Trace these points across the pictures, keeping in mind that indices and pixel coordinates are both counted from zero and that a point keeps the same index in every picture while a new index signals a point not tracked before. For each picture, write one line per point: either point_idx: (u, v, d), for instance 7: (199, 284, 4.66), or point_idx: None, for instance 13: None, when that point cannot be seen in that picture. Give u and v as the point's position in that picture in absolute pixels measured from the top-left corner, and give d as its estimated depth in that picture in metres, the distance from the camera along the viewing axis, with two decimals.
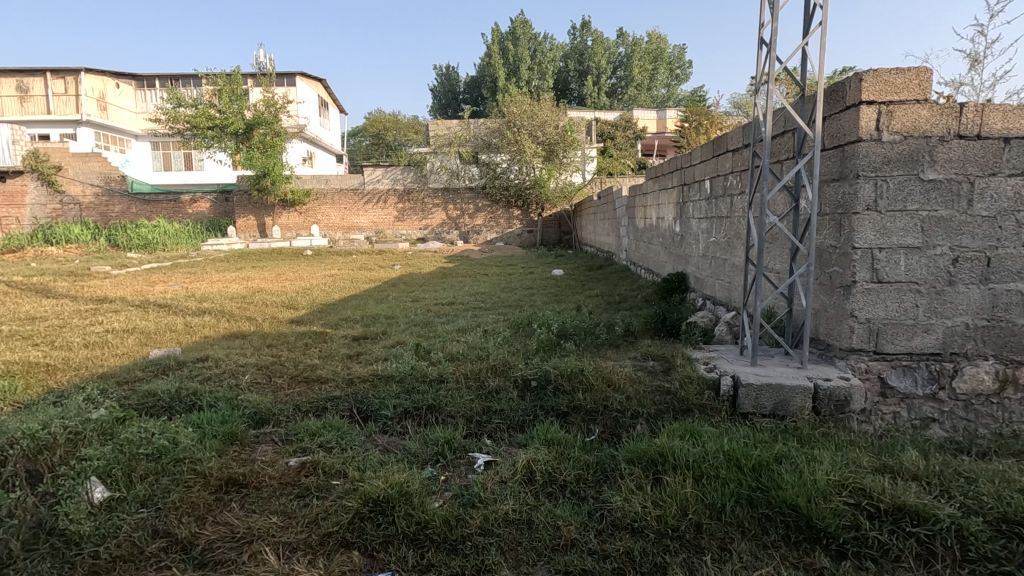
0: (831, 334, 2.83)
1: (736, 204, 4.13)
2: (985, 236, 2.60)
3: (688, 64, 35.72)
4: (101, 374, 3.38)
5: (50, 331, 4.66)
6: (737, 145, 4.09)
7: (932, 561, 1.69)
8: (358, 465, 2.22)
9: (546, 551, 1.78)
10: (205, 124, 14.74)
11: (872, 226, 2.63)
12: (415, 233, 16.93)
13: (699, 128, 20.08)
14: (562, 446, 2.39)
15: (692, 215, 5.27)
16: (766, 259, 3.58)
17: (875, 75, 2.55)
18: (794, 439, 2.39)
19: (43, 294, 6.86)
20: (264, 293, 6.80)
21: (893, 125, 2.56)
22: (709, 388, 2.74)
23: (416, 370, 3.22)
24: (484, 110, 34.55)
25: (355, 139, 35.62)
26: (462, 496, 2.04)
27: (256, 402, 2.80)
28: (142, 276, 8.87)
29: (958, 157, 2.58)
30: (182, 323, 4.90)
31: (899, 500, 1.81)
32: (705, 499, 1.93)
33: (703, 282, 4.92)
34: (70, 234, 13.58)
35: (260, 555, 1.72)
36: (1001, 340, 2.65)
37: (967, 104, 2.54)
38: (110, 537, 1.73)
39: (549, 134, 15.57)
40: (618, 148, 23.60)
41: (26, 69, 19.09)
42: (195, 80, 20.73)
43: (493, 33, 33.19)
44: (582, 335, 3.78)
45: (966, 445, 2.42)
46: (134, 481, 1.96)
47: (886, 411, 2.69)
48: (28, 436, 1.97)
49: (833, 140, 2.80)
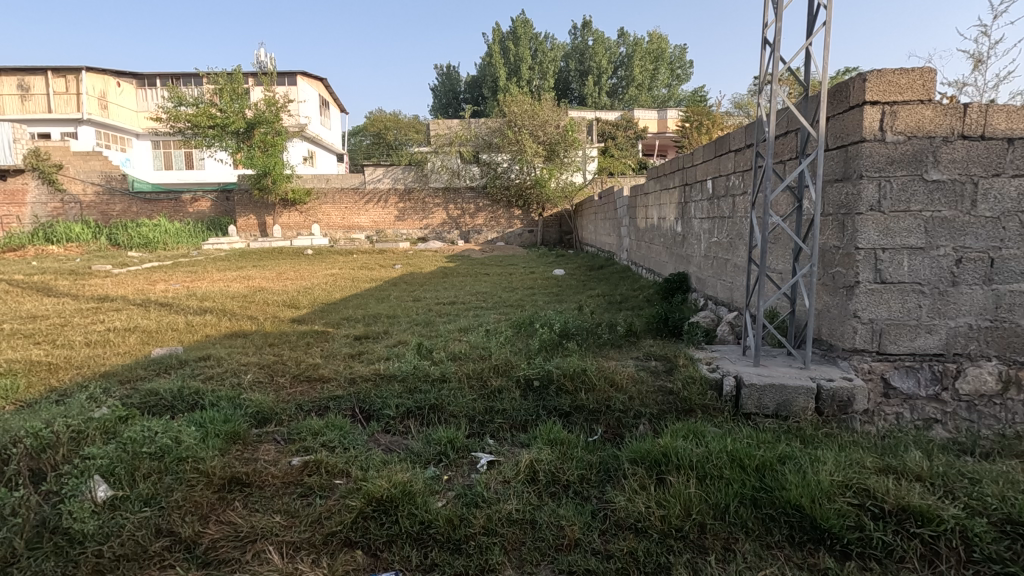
0: (834, 335, 2.83)
1: (738, 204, 4.14)
2: (988, 236, 2.60)
3: (688, 64, 35.75)
4: (103, 373, 3.37)
5: (51, 330, 4.66)
6: (739, 145, 4.09)
7: (937, 561, 1.69)
8: (361, 464, 2.22)
9: (550, 551, 1.78)
10: (206, 123, 14.73)
11: (875, 226, 2.63)
12: (415, 232, 16.95)
13: (699, 129, 20.08)
14: (565, 446, 2.39)
15: (693, 215, 5.27)
16: (769, 259, 3.58)
17: (879, 76, 2.55)
18: (796, 439, 2.39)
19: (43, 293, 6.84)
20: (265, 292, 6.79)
21: (897, 125, 2.56)
22: (712, 388, 2.74)
23: (419, 370, 3.21)
24: (484, 110, 34.59)
25: (355, 139, 35.67)
26: (465, 496, 2.04)
27: (258, 400, 2.79)
28: (142, 275, 8.87)
29: (961, 157, 2.57)
30: (183, 322, 4.89)
31: (904, 501, 1.80)
32: (708, 499, 1.93)
33: (705, 282, 4.92)
34: (70, 233, 13.57)
35: (264, 554, 1.72)
36: (1005, 341, 2.65)
37: (971, 105, 2.53)
38: (114, 536, 1.72)
39: (549, 134, 15.56)
40: (618, 148, 23.61)
41: (27, 68, 19.10)
42: (195, 79, 20.80)
43: (493, 33, 33.20)
44: (584, 335, 3.78)
45: (970, 446, 2.42)
46: (137, 480, 1.95)
47: (889, 411, 2.68)
48: (31, 435, 1.96)
49: (836, 140, 2.79)
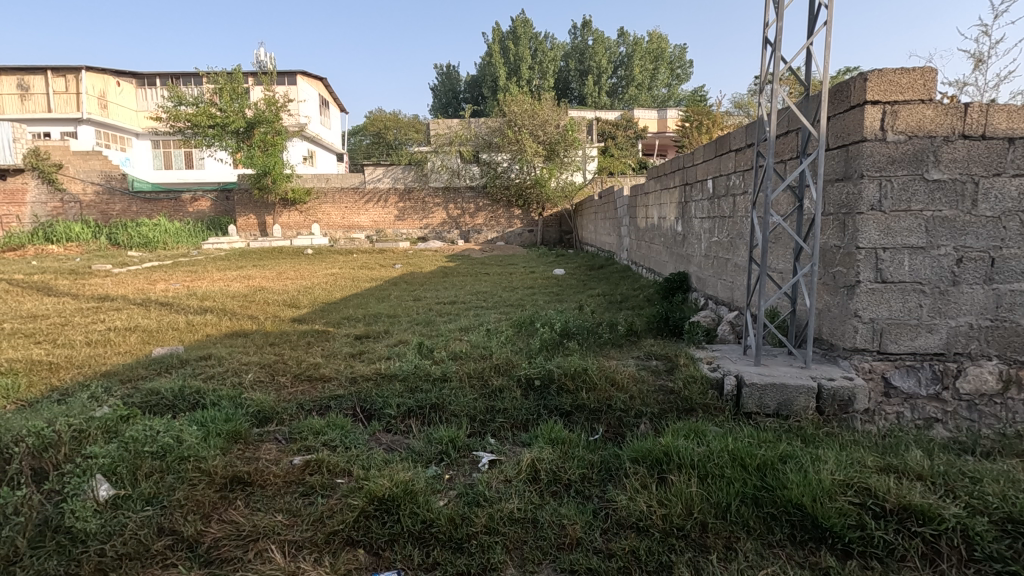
0: (835, 334, 2.83)
1: (738, 204, 4.14)
2: (989, 236, 2.60)
3: (688, 64, 35.76)
4: (104, 372, 3.37)
5: (52, 329, 4.66)
6: (740, 145, 4.09)
7: (938, 561, 1.69)
8: (363, 464, 2.22)
9: (551, 550, 1.78)
10: (206, 123, 14.72)
11: (876, 226, 2.63)
12: (415, 232, 16.94)
13: (699, 128, 20.07)
14: (566, 445, 2.39)
15: (694, 215, 5.28)
16: (770, 259, 3.58)
17: (880, 75, 2.55)
18: (797, 438, 2.40)
19: (43, 292, 6.85)
20: (265, 292, 6.80)
21: (898, 125, 2.56)
22: (713, 387, 2.75)
23: (419, 369, 3.21)
24: (484, 110, 34.61)
25: (355, 139, 35.70)
26: (466, 495, 2.04)
27: (259, 400, 2.79)
28: (143, 275, 8.88)
29: (962, 157, 2.58)
30: (183, 322, 4.90)
31: (904, 500, 1.80)
32: (709, 498, 1.93)
33: (705, 282, 4.93)
34: (70, 232, 13.56)
35: (266, 553, 1.72)
36: (1005, 340, 2.65)
37: (972, 104, 2.53)
38: (117, 535, 1.73)
39: (549, 133, 15.58)
40: (618, 147, 23.62)
41: (26, 68, 19.12)
42: (195, 79, 20.86)
43: (493, 32, 33.20)
44: (585, 334, 3.79)
45: (971, 445, 2.42)
46: (140, 479, 1.95)
47: (890, 411, 2.68)
48: (33, 434, 1.96)
49: (837, 140, 2.79)
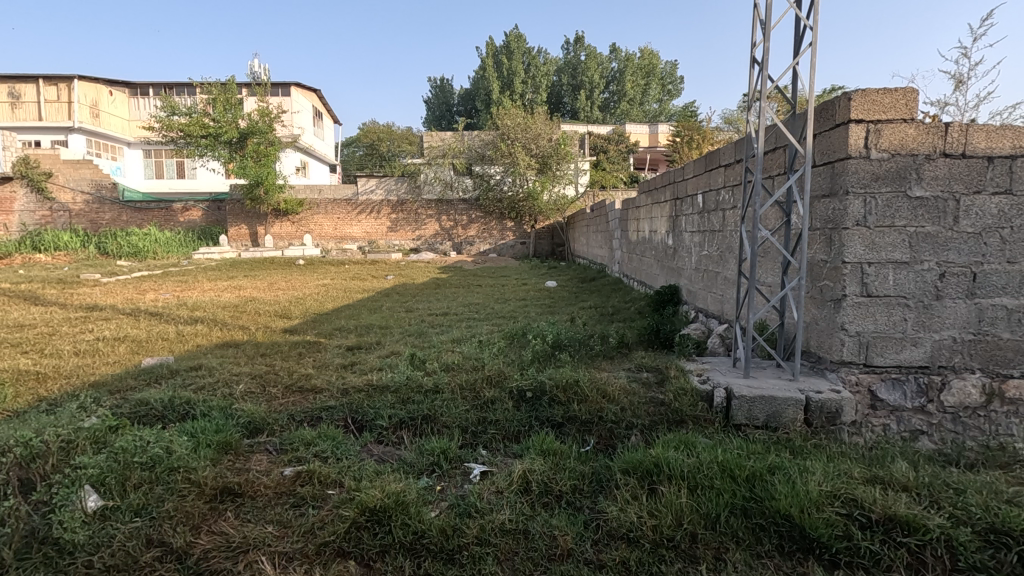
0: (822, 347, 2.88)
1: (728, 218, 4.20)
2: (970, 252, 2.67)
3: (680, 80, 36.50)
4: (93, 382, 3.34)
5: (39, 339, 4.62)
6: (730, 160, 4.16)
7: (923, 570, 1.72)
8: (354, 475, 2.22)
9: (542, 561, 1.79)
10: (198, 132, 14.51)
11: (862, 241, 2.69)
12: (408, 243, 17.00)
13: (691, 143, 20.38)
14: (558, 456, 2.40)
15: (684, 228, 5.34)
16: (759, 273, 3.63)
17: (863, 95, 2.63)
18: (786, 449, 2.43)
19: (30, 302, 6.77)
20: (256, 302, 6.77)
21: (881, 143, 2.63)
22: (703, 399, 2.79)
23: (411, 381, 3.23)
24: (477, 123, 34.89)
25: (348, 149, 35.79)
26: (458, 506, 2.04)
27: (249, 411, 2.78)
28: (132, 284, 8.85)
29: (943, 175, 2.65)
30: (173, 332, 4.87)
31: (890, 510, 1.83)
32: (699, 509, 1.95)
33: (695, 295, 4.97)
34: (59, 241, 13.44)
35: (256, 565, 1.72)
36: (988, 353, 2.71)
37: (952, 124, 2.62)
38: (104, 546, 1.71)
39: (543, 146, 15.79)
40: (610, 162, 23.94)
41: (18, 76, 19.01)
42: (189, 89, 20.92)
43: (488, 47, 33.54)
44: (576, 346, 3.83)
45: (955, 457, 2.46)
46: (128, 490, 1.93)
47: (876, 422, 2.72)
48: (22, 444, 1.96)
49: (823, 157, 2.86)
